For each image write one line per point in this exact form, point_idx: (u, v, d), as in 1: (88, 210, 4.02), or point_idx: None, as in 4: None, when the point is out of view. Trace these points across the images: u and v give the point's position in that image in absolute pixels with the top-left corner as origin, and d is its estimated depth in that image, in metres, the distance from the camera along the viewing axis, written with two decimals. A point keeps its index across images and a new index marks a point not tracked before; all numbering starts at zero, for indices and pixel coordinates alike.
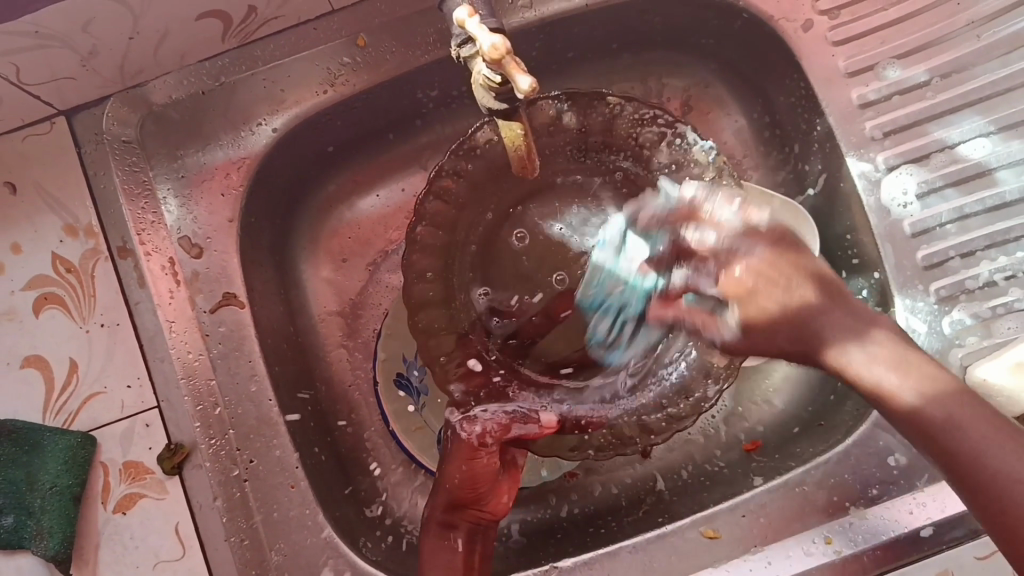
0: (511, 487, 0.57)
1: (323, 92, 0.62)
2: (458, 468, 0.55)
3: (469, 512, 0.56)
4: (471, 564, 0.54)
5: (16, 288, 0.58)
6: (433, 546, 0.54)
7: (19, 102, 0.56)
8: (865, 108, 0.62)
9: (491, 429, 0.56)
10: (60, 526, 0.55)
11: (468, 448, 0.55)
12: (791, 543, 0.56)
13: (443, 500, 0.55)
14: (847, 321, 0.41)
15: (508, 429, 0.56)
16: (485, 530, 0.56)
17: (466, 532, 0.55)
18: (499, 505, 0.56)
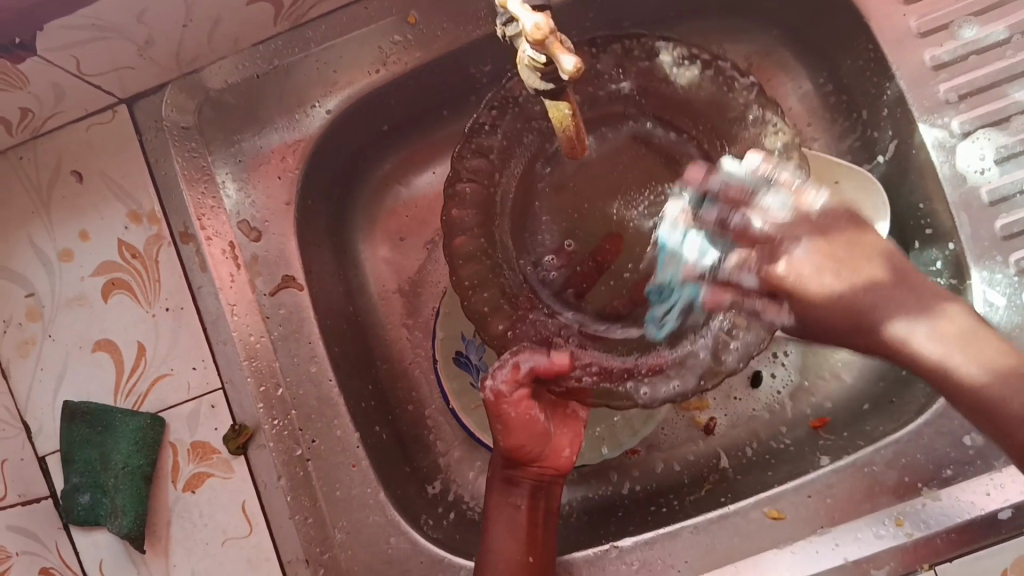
0: (572, 438, 0.58)
1: (375, 71, 0.61)
2: (495, 425, 0.55)
3: (530, 467, 0.57)
4: (534, 519, 0.57)
5: (86, 274, 0.60)
6: (499, 500, 0.57)
7: (83, 93, 0.57)
8: (939, 70, 0.58)
9: (503, 373, 0.54)
10: (133, 504, 0.57)
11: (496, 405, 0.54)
12: (860, 525, 0.55)
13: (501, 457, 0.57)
14: (913, 300, 0.44)
15: (519, 368, 0.54)
16: (550, 483, 0.58)
17: (529, 488, 0.57)
18: (561, 459, 0.57)
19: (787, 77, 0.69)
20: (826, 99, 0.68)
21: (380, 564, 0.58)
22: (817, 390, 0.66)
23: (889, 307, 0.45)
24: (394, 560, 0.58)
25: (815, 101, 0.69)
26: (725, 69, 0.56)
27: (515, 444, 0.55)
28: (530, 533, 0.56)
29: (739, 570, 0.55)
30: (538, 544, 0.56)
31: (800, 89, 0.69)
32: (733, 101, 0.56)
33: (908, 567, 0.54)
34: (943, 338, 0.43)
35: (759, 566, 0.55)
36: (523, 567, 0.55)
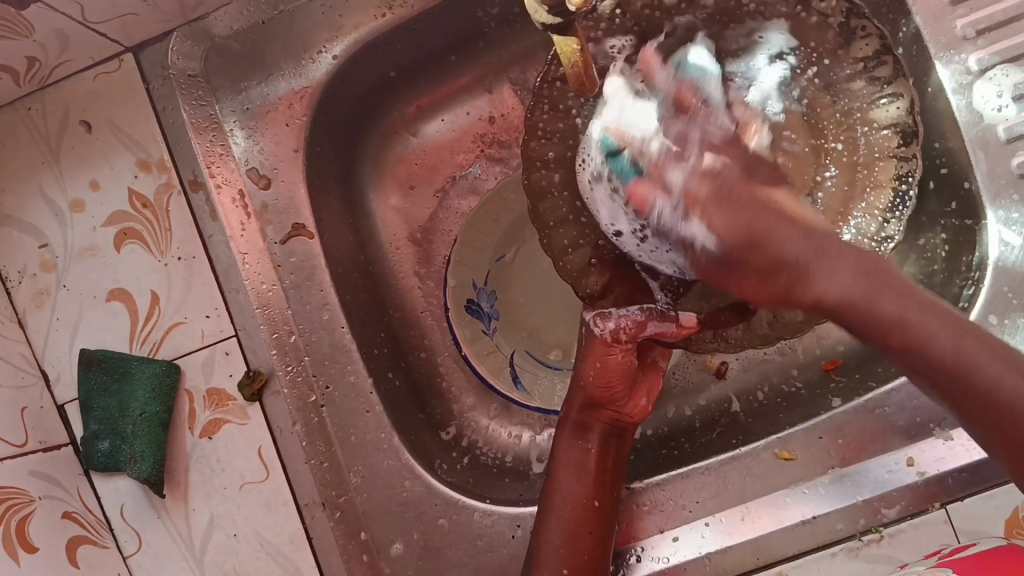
0: (650, 389, 0.58)
1: (381, 15, 0.60)
2: (592, 364, 0.55)
3: (605, 412, 0.57)
4: (603, 464, 0.56)
5: (97, 225, 0.60)
6: (569, 443, 0.57)
7: (87, 42, 0.57)
8: (957, 5, 0.57)
9: (626, 326, 0.53)
10: (152, 450, 0.58)
11: (602, 343, 0.54)
12: (871, 465, 0.55)
13: (579, 398, 0.57)
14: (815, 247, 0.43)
15: (644, 326, 0.53)
16: (622, 429, 0.57)
17: (601, 433, 0.57)
18: (637, 407, 0.57)
19: None
20: None
21: (395, 507, 0.59)
22: (828, 334, 0.65)
23: (804, 252, 0.43)
24: (409, 503, 0.59)
25: None
26: None
27: (603, 382, 0.55)
28: (597, 477, 0.56)
29: (751, 509, 0.56)
30: (605, 490, 0.55)
31: None
32: (812, 15, 0.54)
33: (921, 506, 0.54)
34: (863, 291, 0.42)
35: (771, 506, 0.56)
36: (587, 510, 0.54)
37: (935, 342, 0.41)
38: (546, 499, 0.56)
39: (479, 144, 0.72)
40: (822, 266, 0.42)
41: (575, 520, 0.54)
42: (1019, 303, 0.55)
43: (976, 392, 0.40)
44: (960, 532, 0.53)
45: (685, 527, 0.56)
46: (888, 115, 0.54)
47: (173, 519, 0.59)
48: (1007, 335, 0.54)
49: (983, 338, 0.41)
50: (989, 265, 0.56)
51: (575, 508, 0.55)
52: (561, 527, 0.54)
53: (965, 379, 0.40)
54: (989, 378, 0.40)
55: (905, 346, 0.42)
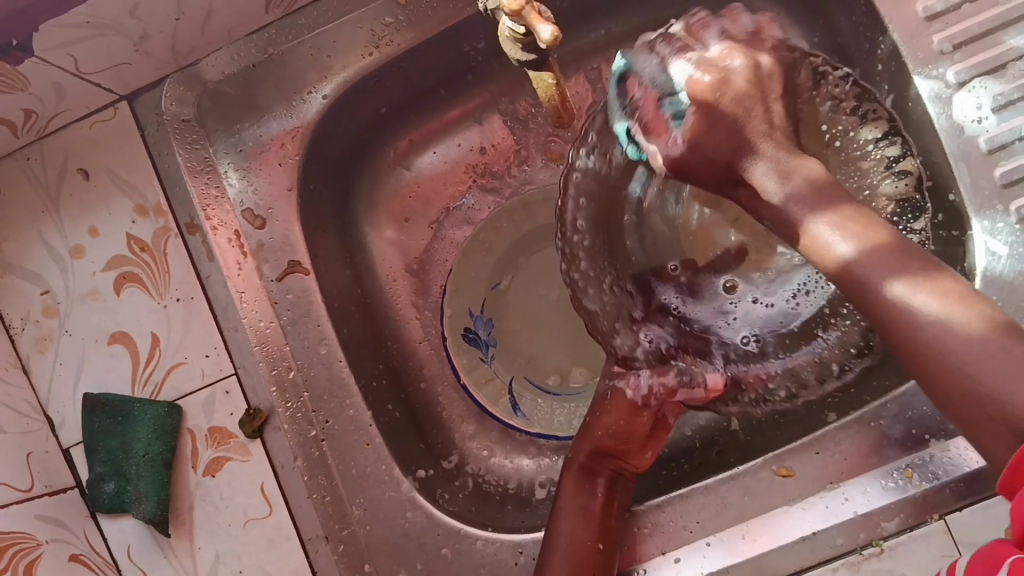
0: (658, 445, 0.62)
1: (369, 54, 0.62)
2: (616, 419, 0.60)
3: (615, 462, 0.60)
4: (608, 509, 0.58)
5: (97, 269, 0.61)
6: (576, 490, 0.59)
7: (83, 92, 0.59)
8: (933, 20, 0.58)
9: (656, 391, 0.60)
10: (155, 490, 0.58)
11: (627, 406, 0.60)
12: (870, 479, 0.55)
13: (590, 448, 0.60)
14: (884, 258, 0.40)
15: (673, 392, 0.59)
16: (629, 481, 0.60)
17: (608, 478, 0.59)
18: (643, 460, 0.61)
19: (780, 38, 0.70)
20: None
21: (398, 538, 0.59)
22: None
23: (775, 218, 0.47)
24: (412, 534, 0.59)
25: None
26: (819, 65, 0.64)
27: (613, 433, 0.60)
28: (602, 521, 0.57)
29: (751, 528, 0.56)
30: (609, 534, 0.57)
31: None
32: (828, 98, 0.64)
33: (919, 518, 0.54)
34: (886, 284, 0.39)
35: (771, 524, 0.56)
36: (590, 553, 0.55)
37: (939, 339, 0.37)
38: (548, 542, 0.57)
39: (471, 175, 0.74)
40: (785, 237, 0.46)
41: (579, 562, 0.55)
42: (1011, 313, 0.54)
43: (968, 398, 0.36)
44: (962, 544, 0.53)
45: (686, 548, 0.57)
46: (895, 190, 0.62)
47: (178, 558, 0.59)
48: None
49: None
50: (979, 276, 0.56)
51: (580, 550, 0.55)
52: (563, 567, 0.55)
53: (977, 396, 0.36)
54: None
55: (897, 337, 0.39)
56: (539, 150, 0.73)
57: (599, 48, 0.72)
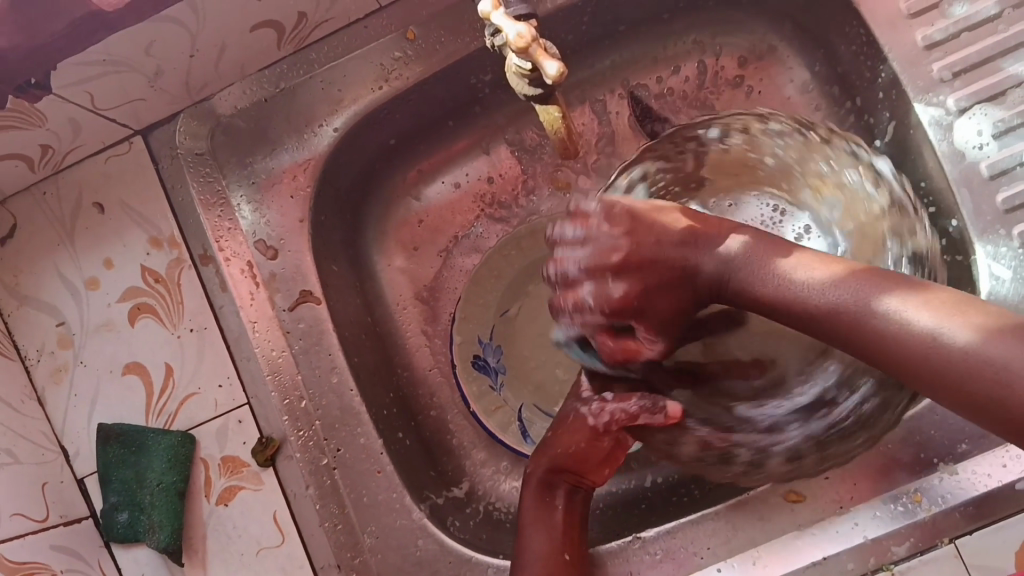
0: (615, 459, 0.59)
1: (379, 88, 0.63)
2: (577, 439, 0.56)
3: (573, 475, 0.57)
4: (571, 523, 0.57)
5: (112, 301, 0.62)
6: (538, 503, 0.57)
7: (97, 127, 0.60)
8: (932, 49, 0.59)
9: (618, 417, 0.53)
10: (169, 519, 0.59)
11: (590, 431, 0.55)
12: (880, 503, 0.55)
13: (547, 462, 0.57)
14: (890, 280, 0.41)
15: (633, 416, 0.52)
16: (586, 491, 0.58)
17: (569, 490, 0.58)
18: (602, 475, 0.58)
19: (783, 66, 0.71)
20: (824, 85, 0.70)
21: (409, 566, 0.59)
22: None
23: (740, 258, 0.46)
24: (424, 562, 0.59)
25: (813, 88, 0.71)
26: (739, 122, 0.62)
27: (572, 449, 0.56)
28: (566, 534, 0.57)
29: (762, 554, 0.56)
30: (575, 544, 0.57)
31: (798, 78, 0.71)
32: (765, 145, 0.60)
33: (929, 542, 0.54)
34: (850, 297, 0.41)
35: (782, 551, 0.56)
36: (558, 563, 0.56)
37: (932, 345, 0.37)
38: (517, 555, 0.56)
39: (479, 204, 0.74)
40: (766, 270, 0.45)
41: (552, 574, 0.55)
42: None
43: (973, 378, 0.36)
44: (971, 567, 0.54)
45: (696, 574, 0.57)
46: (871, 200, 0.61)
47: None
48: None
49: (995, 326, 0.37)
50: (982, 300, 0.56)
51: (547, 561, 0.55)
52: None
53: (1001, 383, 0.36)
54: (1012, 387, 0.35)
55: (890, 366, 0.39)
56: (546, 179, 0.74)
57: (605, 78, 0.73)
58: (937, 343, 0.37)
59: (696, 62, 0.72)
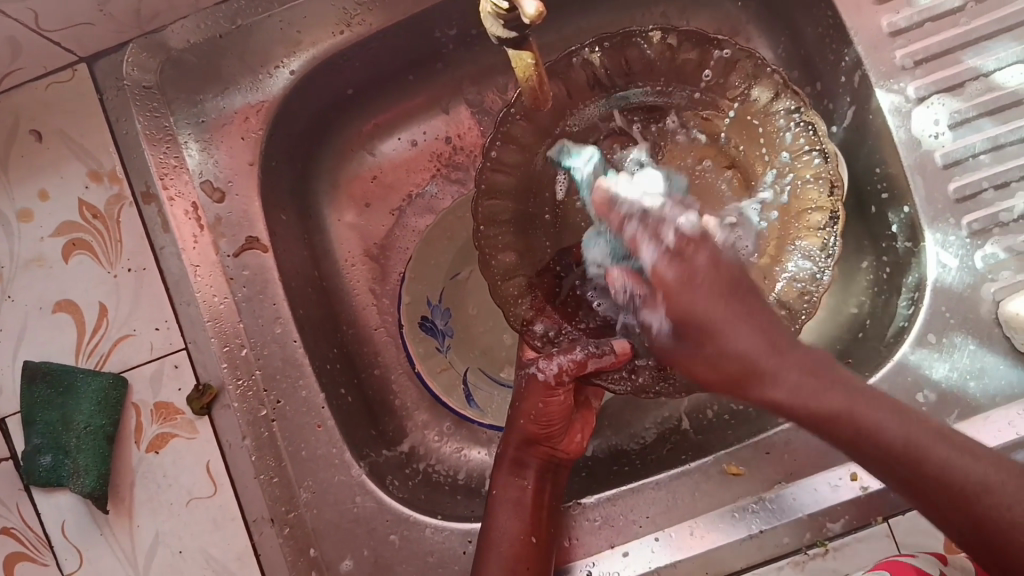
0: (584, 426, 0.60)
1: (339, 32, 0.61)
2: (536, 403, 0.57)
3: (543, 448, 0.58)
4: (540, 500, 0.57)
5: (45, 235, 0.59)
6: (506, 481, 0.58)
7: (40, 50, 0.57)
8: (896, 36, 0.60)
9: (567, 367, 0.56)
10: (95, 464, 0.57)
11: (544, 387, 0.57)
12: (816, 479, 0.56)
13: (516, 436, 0.58)
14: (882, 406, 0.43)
15: (583, 366, 0.55)
16: (558, 464, 0.59)
17: (538, 467, 0.58)
18: (572, 444, 0.60)
19: (748, 45, 0.71)
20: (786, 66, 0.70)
21: (346, 523, 0.58)
22: None
23: (765, 356, 0.43)
24: (361, 519, 0.58)
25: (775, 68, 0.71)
26: (702, 40, 0.58)
27: (529, 420, 0.57)
28: (534, 513, 0.56)
29: (699, 525, 0.56)
30: (540, 527, 0.56)
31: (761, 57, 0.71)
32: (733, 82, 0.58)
33: (863, 520, 0.55)
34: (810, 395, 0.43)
35: (719, 522, 0.56)
36: (525, 545, 0.55)
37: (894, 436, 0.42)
38: (484, 536, 0.56)
39: (435, 163, 0.73)
40: (791, 369, 0.43)
41: (513, 554, 0.54)
42: (957, 323, 0.56)
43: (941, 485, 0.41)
44: (903, 544, 0.55)
45: (634, 542, 0.57)
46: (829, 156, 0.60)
47: (117, 536, 0.58)
48: (946, 353, 0.56)
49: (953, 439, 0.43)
50: (928, 286, 0.57)
51: (514, 541, 0.55)
52: (500, 560, 0.54)
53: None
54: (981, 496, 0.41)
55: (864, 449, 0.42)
56: None
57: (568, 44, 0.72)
58: (898, 436, 0.42)
59: None
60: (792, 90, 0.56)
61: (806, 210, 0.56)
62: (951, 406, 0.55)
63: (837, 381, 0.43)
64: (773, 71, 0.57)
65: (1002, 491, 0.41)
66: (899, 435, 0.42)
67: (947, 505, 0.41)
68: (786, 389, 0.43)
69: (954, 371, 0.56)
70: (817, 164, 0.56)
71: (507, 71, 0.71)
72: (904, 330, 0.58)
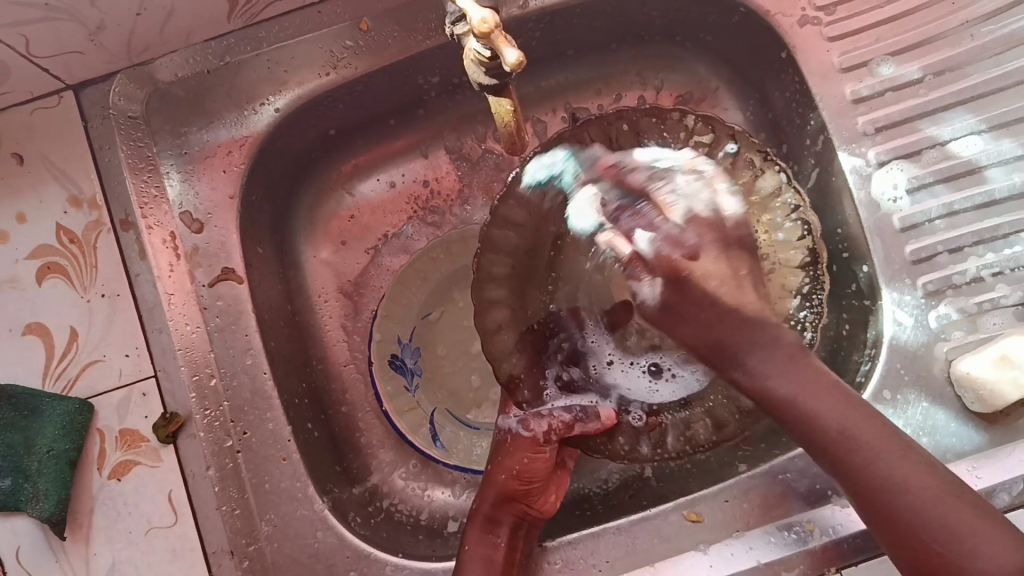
0: (558, 489, 0.62)
1: (325, 74, 0.62)
2: (518, 459, 0.60)
3: (517, 506, 0.59)
4: (512, 558, 0.58)
5: (20, 257, 0.59)
6: (479, 538, 0.59)
7: (28, 75, 0.58)
8: (858, 104, 0.63)
9: (556, 426, 0.60)
10: (56, 488, 0.56)
11: (530, 444, 0.61)
12: (774, 528, 0.57)
13: (493, 492, 0.60)
14: (860, 417, 0.45)
15: (570, 429, 0.60)
16: (532, 526, 0.60)
17: (511, 524, 0.59)
18: (547, 504, 0.61)
19: (720, 107, 0.74)
20: (754, 128, 0.73)
21: (306, 558, 0.58)
22: None
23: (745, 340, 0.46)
24: (321, 554, 0.58)
25: (744, 129, 0.74)
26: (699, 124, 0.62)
27: (508, 475, 0.60)
28: (506, 569, 0.57)
29: (658, 570, 0.57)
30: None
31: (732, 119, 0.74)
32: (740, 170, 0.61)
33: (818, 569, 0.56)
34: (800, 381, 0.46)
35: (678, 568, 0.57)
36: None
37: (869, 457, 0.44)
38: None
39: (412, 206, 0.74)
40: (766, 360, 0.46)
41: None
42: (911, 380, 0.58)
43: (890, 502, 0.44)
44: None
45: None
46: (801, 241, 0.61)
47: (72, 563, 0.57)
48: (900, 409, 0.58)
49: (941, 480, 0.43)
50: (885, 343, 0.59)
51: None
52: None
53: (945, 544, 0.42)
54: (921, 521, 0.43)
55: (827, 447, 0.45)
56: (481, 188, 0.75)
57: (547, 98, 0.75)
58: (869, 454, 0.44)
59: (636, 94, 0.75)
60: (794, 188, 0.61)
61: (785, 297, 0.60)
62: None
63: (807, 372, 0.46)
64: (779, 168, 0.61)
65: (940, 523, 0.42)
66: (882, 465, 0.44)
67: (887, 520, 0.44)
68: (761, 364, 0.46)
69: (908, 427, 0.57)
70: (803, 259, 0.61)
71: (486, 120, 0.73)
72: (861, 385, 0.60)
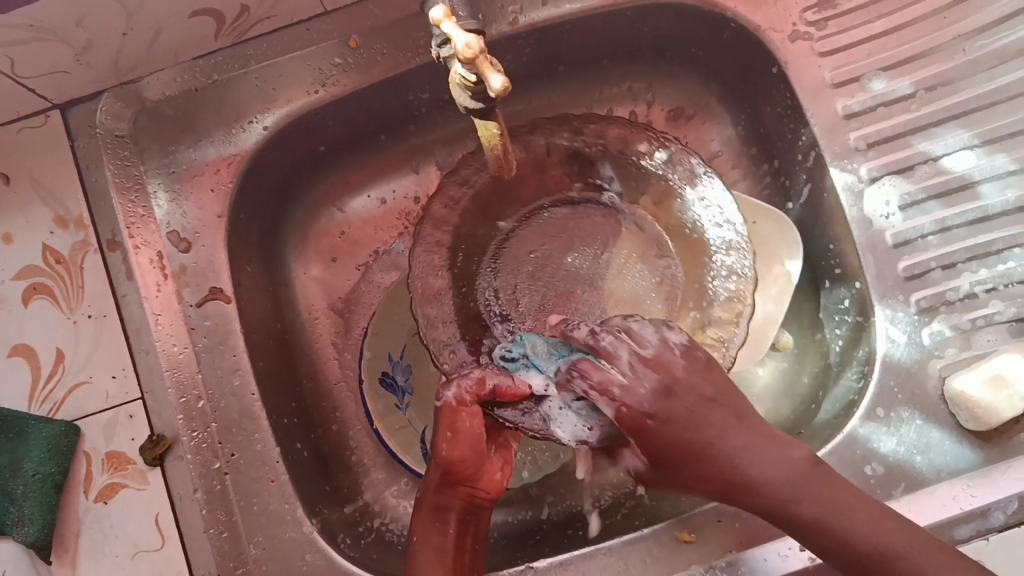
0: (505, 461, 0.55)
1: (314, 91, 0.62)
2: (446, 436, 0.52)
3: (462, 487, 0.54)
4: (462, 545, 0.54)
5: (6, 278, 0.59)
6: (425, 526, 0.54)
7: (13, 95, 0.57)
8: (850, 119, 0.63)
9: (468, 386, 0.52)
10: (41, 512, 0.56)
11: (452, 416, 0.52)
12: (765, 550, 0.56)
13: (435, 476, 0.53)
14: (845, 504, 0.46)
15: (485, 385, 0.52)
16: (479, 505, 0.55)
17: (459, 509, 0.54)
18: (493, 481, 0.55)
19: (712, 121, 0.74)
20: (746, 143, 0.73)
21: None
22: None
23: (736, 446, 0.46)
24: None
25: (736, 144, 0.73)
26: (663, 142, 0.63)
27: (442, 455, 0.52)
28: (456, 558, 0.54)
29: None
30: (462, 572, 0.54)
31: (724, 133, 0.74)
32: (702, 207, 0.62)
33: None
34: (792, 477, 0.46)
35: None
36: None
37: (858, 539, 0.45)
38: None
39: (403, 222, 0.74)
40: (762, 463, 0.46)
41: None
42: (904, 398, 0.58)
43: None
44: None
45: None
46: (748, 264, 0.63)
47: None
48: (893, 427, 0.57)
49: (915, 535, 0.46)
50: (878, 361, 0.59)
51: None
52: None
53: None
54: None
55: (815, 535, 0.46)
56: None
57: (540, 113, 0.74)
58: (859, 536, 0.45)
59: (628, 109, 0.75)
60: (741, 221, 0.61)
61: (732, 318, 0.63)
62: (897, 479, 0.56)
63: (798, 465, 0.46)
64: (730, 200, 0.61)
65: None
66: (868, 540, 0.45)
67: None
68: (757, 469, 0.46)
69: (901, 446, 0.57)
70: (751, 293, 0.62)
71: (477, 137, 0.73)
72: (854, 403, 0.59)
